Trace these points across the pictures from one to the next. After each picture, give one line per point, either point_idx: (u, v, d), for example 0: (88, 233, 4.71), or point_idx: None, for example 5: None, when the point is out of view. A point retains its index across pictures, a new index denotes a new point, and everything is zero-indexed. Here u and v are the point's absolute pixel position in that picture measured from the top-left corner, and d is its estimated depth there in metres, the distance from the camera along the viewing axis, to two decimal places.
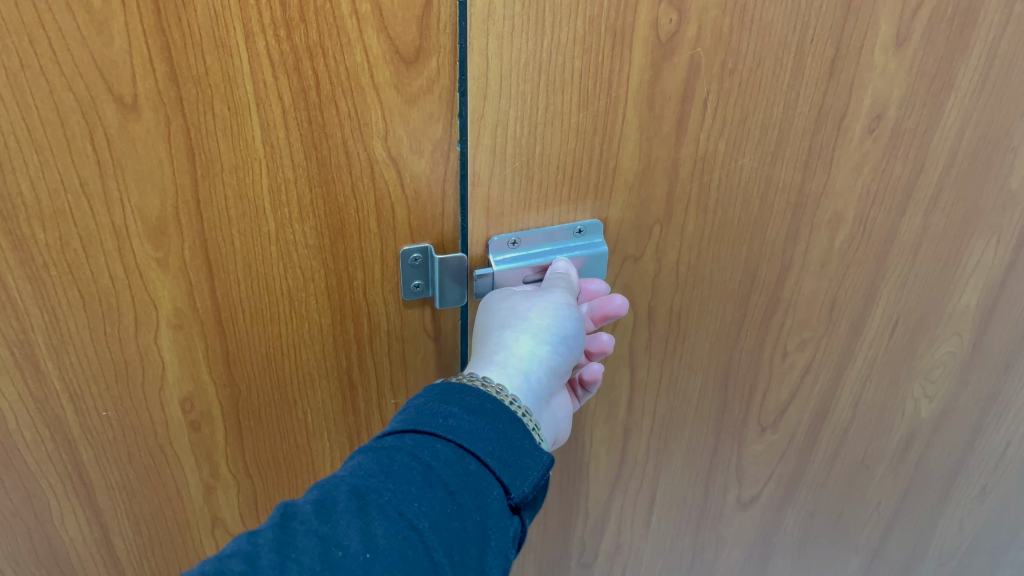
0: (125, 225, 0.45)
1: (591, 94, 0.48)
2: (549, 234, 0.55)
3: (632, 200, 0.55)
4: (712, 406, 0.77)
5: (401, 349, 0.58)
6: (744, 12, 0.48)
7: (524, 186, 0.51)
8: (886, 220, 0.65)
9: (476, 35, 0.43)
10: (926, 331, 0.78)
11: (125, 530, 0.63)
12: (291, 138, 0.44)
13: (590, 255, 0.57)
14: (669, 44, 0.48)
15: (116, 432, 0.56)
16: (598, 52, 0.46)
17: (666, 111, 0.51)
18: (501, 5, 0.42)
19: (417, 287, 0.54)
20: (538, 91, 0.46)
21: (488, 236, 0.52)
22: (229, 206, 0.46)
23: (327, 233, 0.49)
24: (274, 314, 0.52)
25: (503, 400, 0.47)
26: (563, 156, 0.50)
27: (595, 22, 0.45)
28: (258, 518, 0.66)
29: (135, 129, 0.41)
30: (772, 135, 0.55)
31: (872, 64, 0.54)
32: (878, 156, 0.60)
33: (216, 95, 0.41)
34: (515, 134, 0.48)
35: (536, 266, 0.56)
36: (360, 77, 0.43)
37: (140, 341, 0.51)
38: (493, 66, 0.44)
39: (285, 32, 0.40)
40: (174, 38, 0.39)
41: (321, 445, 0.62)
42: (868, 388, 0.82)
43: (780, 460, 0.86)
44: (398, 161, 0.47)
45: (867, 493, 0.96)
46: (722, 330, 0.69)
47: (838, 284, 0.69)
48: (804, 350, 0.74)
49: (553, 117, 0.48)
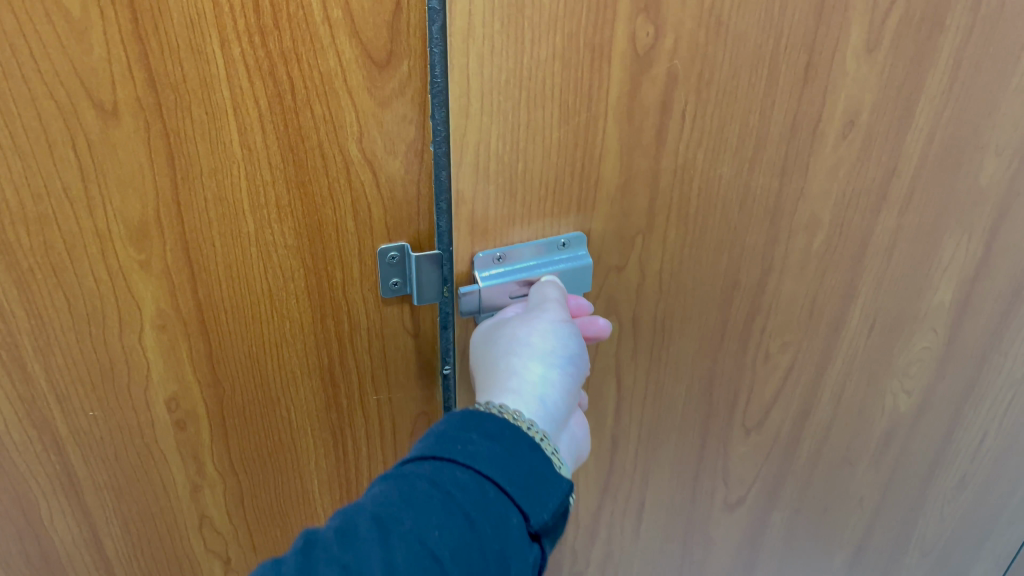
0: (108, 229, 0.46)
1: (572, 108, 0.50)
2: (536, 247, 0.56)
3: (614, 211, 0.57)
4: (698, 411, 0.78)
5: (382, 346, 0.59)
6: (720, 23, 0.50)
7: (508, 201, 0.52)
8: (861, 222, 0.67)
9: (457, 54, 0.44)
10: (904, 328, 0.80)
11: (114, 530, 0.64)
12: (267, 141, 0.45)
13: (574, 269, 0.58)
14: (647, 56, 0.49)
15: (102, 433, 0.57)
16: (578, 67, 0.48)
17: (645, 122, 0.53)
18: (481, 24, 0.43)
19: (396, 285, 0.55)
20: (519, 108, 0.48)
21: (473, 253, 0.54)
22: (211, 209, 0.47)
23: (306, 233, 0.50)
24: (256, 314, 0.54)
25: (520, 425, 0.48)
26: (546, 169, 0.52)
27: (573, 37, 0.46)
28: (245, 518, 0.67)
29: (117, 135, 0.43)
30: (750, 142, 0.57)
31: (845, 70, 0.56)
32: (852, 160, 0.62)
33: (194, 101, 0.42)
34: (498, 150, 0.49)
35: (522, 281, 0.57)
36: (335, 82, 0.44)
37: (124, 343, 0.52)
38: (474, 84, 0.45)
39: (259, 39, 0.41)
40: (151, 45, 0.40)
41: (306, 443, 0.63)
42: (850, 385, 0.84)
43: (764, 461, 0.88)
44: (373, 163, 0.48)
45: (849, 490, 0.98)
46: (705, 335, 0.70)
47: (816, 286, 0.71)
48: (786, 352, 0.76)
49: (536, 133, 0.49)
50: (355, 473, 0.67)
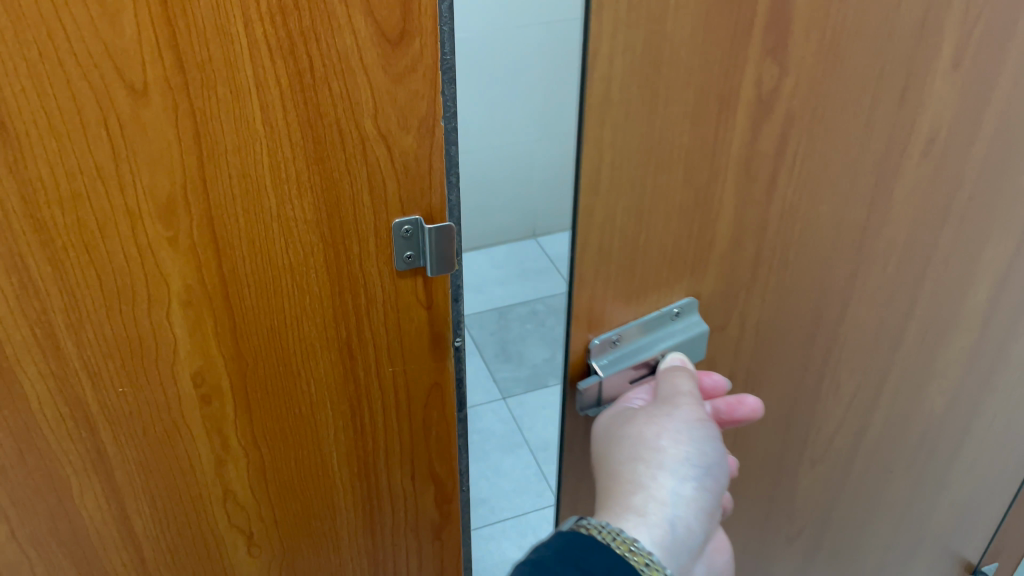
0: (137, 206, 0.49)
1: (695, 166, 0.51)
2: (648, 323, 0.59)
3: (724, 268, 0.59)
4: (771, 442, 0.78)
5: (397, 318, 0.62)
6: (836, 57, 0.51)
7: (628, 270, 0.55)
8: (929, 236, 0.67)
9: (591, 128, 0.46)
10: (952, 334, 0.78)
11: (142, 508, 0.65)
12: (288, 119, 0.48)
13: (690, 336, 0.61)
14: (769, 99, 0.50)
15: (131, 409, 0.59)
16: (703, 121, 0.49)
17: (761, 166, 0.53)
18: (617, 92, 0.45)
19: (409, 257, 0.58)
20: (647, 175, 0.50)
21: (588, 340, 0.57)
22: (234, 185, 0.50)
23: (324, 208, 0.53)
24: (277, 288, 0.56)
25: (639, 560, 0.50)
26: (666, 224, 0.53)
27: (704, 89, 0.47)
28: (268, 494, 0.69)
29: (146, 114, 0.45)
30: (848, 176, 0.58)
31: (933, 91, 0.56)
32: (940, 181, 0.63)
33: (218, 80, 0.45)
34: (622, 225, 0.52)
35: (640, 360, 0.60)
36: (351, 60, 0.47)
37: (152, 319, 0.54)
38: (606, 156, 0.47)
39: (280, 19, 0.44)
40: (179, 26, 0.42)
41: (326, 415, 0.66)
42: (904, 400, 0.83)
43: (827, 488, 0.89)
44: (388, 137, 0.51)
45: (898, 510, 0.98)
46: (787, 374, 0.71)
47: (886, 309, 0.71)
48: (854, 377, 0.76)
49: (662, 197, 0.51)
50: (372, 445, 0.70)
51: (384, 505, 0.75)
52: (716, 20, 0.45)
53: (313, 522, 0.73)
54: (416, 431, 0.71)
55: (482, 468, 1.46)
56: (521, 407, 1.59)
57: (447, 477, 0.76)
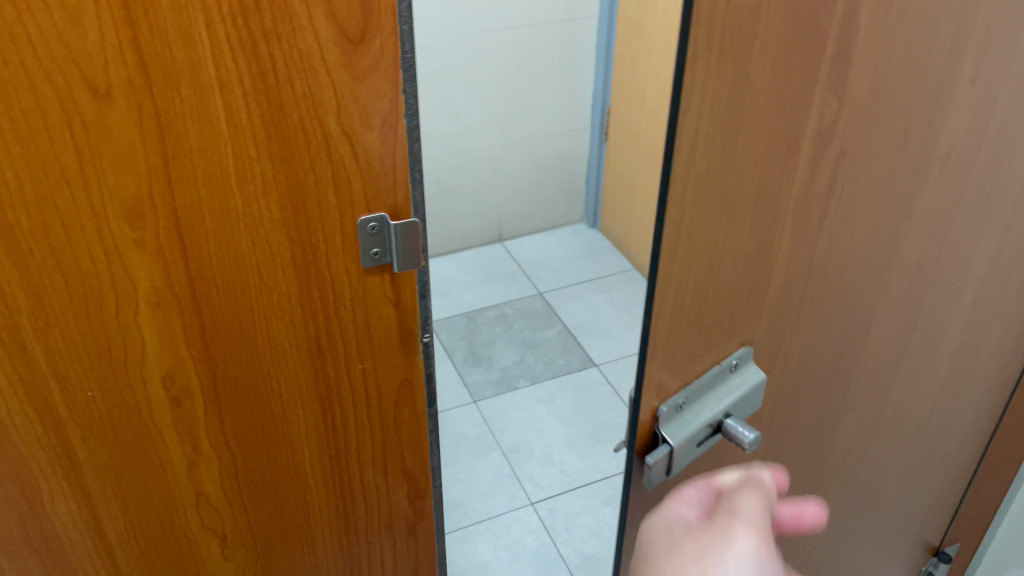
0: (103, 208, 0.49)
1: (761, 211, 0.43)
2: (710, 378, 0.50)
3: (774, 314, 0.51)
4: (811, 504, 0.71)
5: (366, 315, 0.63)
6: (886, 90, 0.45)
7: (695, 331, 0.46)
8: (952, 265, 0.63)
9: (677, 187, 0.38)
10: (963, 360, 0.74)
11: (114, 513, 0.65)
12: (252, 119, 0.49)
13: (750, 388, 0.52)
14: (827, 134, 0.44)
15: (101, 414, 0.59)
16: (771, 164, 0.42)
17: (814, 205, 0.46)
18: (703, 145, 0.37)
19: (376, 254, 0.59)
20: (719, 228, 0.42)
21: (658, 404, 0.46)
22: (201, 185, 0.50)
23: (290, 206, 0.54)
24: (245, 289, 0.57)
25: None
26: (730, 280, 0.45)
27: (776, 133, 0.41)
28: (241, 494, 0.69)
29: (110, 116, 0.46)
30: (889, 213, 0.52)
31: (958, 117, 0.51)
32: (965, 207, 0.59)
33: (183, 82, 0.46)
34: (693, 286, 0.43)
35: (706, 423, 0.50)
36: (313, 60, 0.48)
37: (121, 323, 0.55)
38: (685, 216, 0.39)
39: (242, 20, 0.45)
40: (142, 30, 0.44)
41: (296, 415, 0.66)
42: (923, 435, 0.78)
43: (858, 539, 0.83)
44: (351, 135, 0.52)
45: (912, 542, 0.95)
46: (825, 430, 0.65)
47: (909, 344, 0.66)
48: (882, 422, 0.71)
49: (728, 249, 0.43)
50: (344, 443, 0.70)
51: (357, 502, 0.76)
52: (792, 59, 0.38)
53: (286, 522, 0.73)
54: (386, 428, 0.72)
55: (456, 470, 1.40)
56: (493, 410, 1.52)
57: (419, 474, 0.77)
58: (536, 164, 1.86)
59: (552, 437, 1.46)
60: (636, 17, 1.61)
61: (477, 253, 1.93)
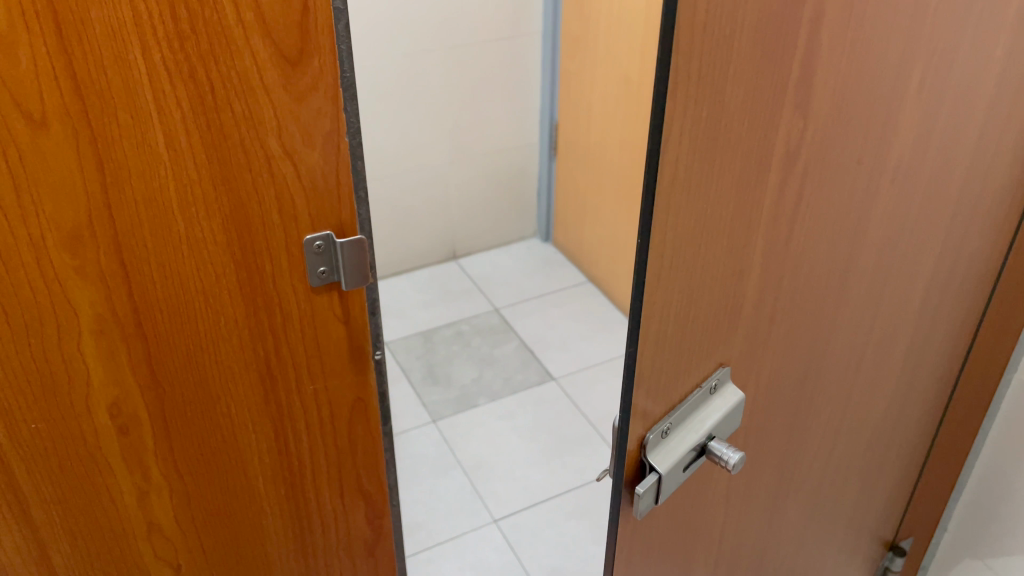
0: (41, 235, 0.49)
1: (737, 233, 0.45)
2: (693, 403, 0.51)
3: (749, 333, 0.53)
4: (776, 511, 0.72)
5: (315, 334, 0.62)
6: (842, 108, 0.46)
7: (677, 354, 0.47)
8: (900, 273, 0.65)
9: (660, 216, 0.39)
10: (912, 361, 0.77)
11: (63, 547, 0.63)
12: (192, 141, 0.49)
13: (730, 408, 0.54)
14: (795, 151, 0.45)
15: (46, 446, 0.57)
16: (744, 188, 0.43)
17: (783, 222, 0.48)
18: (684, 173, 0.39)
19: (323, 273, 0.59)
20: (700, 252, 0.43)
21: (644, 434, 0.48)
22: (141, 210, 0.50)
23: (234, 228, 0.54)
24: (191, 313, 0.56)
25: None
26: (709, 298, 0.47)
27: (749, 155, 0.42)
28: (195, 522, 0.68)
29: (46, 142, 0.46)
30: (843, 227, 0.54)
31: (904, 133, 0.53)
32: (912, 216, 0.61)
33: (120, 107, 0.46)
34: (676, 310, 0.45)
35: (691, 447, 0.52)
36: (252, 80, 0.49)
37: (63, 352, 0.54)
38: (669, 243, 0.41)
39: (178, 44, 0.46)
40: (76, 55, 0.44)
41: (248, 439, 0.66)
42: (878, 437, 0.80)
43: (821, 542, 0.84)
44: (293, 155, 0.53)
45: (870, 542, 0.97)
46: (789, 439, 0.66)
47: (864, 351, 0.68)
48: (841, 427, 0.73)
49: (708, 272, 0.45)
50: (298, 465, 0.70)
51: (313, 524, 0.75)
52: (762, 82, 0.40)
53: (242, 548, 0.72)
54: (341, 448, 0.71)
55: (418, 491, 1.40)
56: (454, 428, 1.51)
57: (376, 492, 0.76)
58: (487, 183, 1.87)
59: (514, 453, 1.47)
60: (577, 34, 1.64)
61: (429, 271, 1.93)
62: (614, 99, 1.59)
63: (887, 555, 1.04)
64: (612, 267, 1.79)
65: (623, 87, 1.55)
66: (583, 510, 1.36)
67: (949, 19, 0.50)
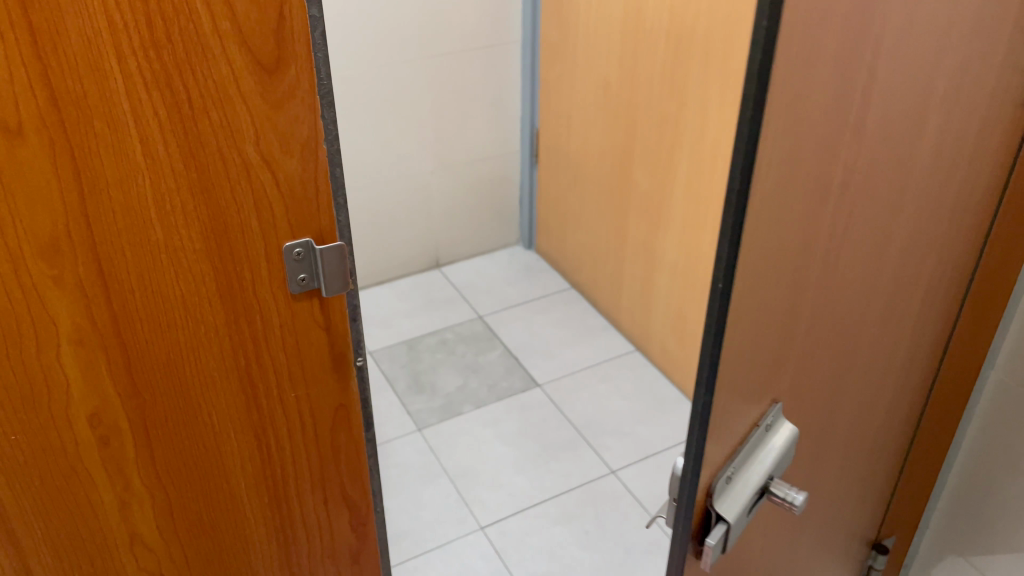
0: (17, 245, 0.49)
1: (798, 262, 0.46)
2: (751, 447, 0.53)
3: (797, 356, 0.53)
4: (788, 531, 0.70)
5: (296, 341, 0.63)
6: (885, 134, 0.47)
7: (745, 382, 0.48)
8: (905, 285, 0.64)
9: (749, 249, 0.40)
10: (906, 368, 0.77)
11: (44, 561, 0.63)
12: (169, 149, 0.49)
13: (785, 444, 0.55)
14: (850, 179, 0.46)
15: (25, 458, 0.57)
16: (809, 218, 0.45)
17: (833, 248, 0.49)
18: (768, 205, 0.40)
19: (303, 280, 0.59)
20: (770, 282, 0.44)
21: (708, 485, 0.50)
22: (118, 219, 0.50)
23: (212, 235, 0.54)
24: (171, 322, 0.56)
25: None
26: (774, 324, 0.48)
27: (815, 186, 0.43)
28: (177, 533, 0.68)
29: (22, 153, 0.46)
30: (870, 249, 0.54)
31: (925, 153, 0.53)
32: (921, 231, 0.60)
33: (96, 116, 0.46)
34: (747, 338, 0.46)
35: (753, 489, 0.53)
36: (229, 88, 0.49)
37: (41, 363, 0.54)
38: (749, 273, 0.42)
39: (154, 52, 0.46)
40: (51, 64, 0.44)
41: (230, 447, 0.65)
42: (872, 445, 0.80)
43: (821, 554, 0.84)
44: (271, 163, 0.53)
45: (857, 544, 0.97)
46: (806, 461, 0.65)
47: (872, 365, 0.67)
48: (847, 442, 0.72)
49: (773, 301, 0.46)
50: (281, 473, 0.70)
51: (297, 533, 0.75)
52: (834, 113, 0.41)
53: (225, 558, 0.72)
54: (324, 455, 0.71)
55: (404, 502, 1.39)
56: (438, 437, 1.51)
57: (360, 500, 0.76)
58: (467, 190, 1.87)
59: (500, 461, 1.46)
60: (557, 41, 1.64)
61: (413, 281, 1.92)
62: (594, 107, 1.60)
63: (871, 554, 1.04)
64: (595, 272, 1.79)
65: (603, 94, 1.56)
66: (569, 516, 1.36)
67: (972, 35, 0.50)
